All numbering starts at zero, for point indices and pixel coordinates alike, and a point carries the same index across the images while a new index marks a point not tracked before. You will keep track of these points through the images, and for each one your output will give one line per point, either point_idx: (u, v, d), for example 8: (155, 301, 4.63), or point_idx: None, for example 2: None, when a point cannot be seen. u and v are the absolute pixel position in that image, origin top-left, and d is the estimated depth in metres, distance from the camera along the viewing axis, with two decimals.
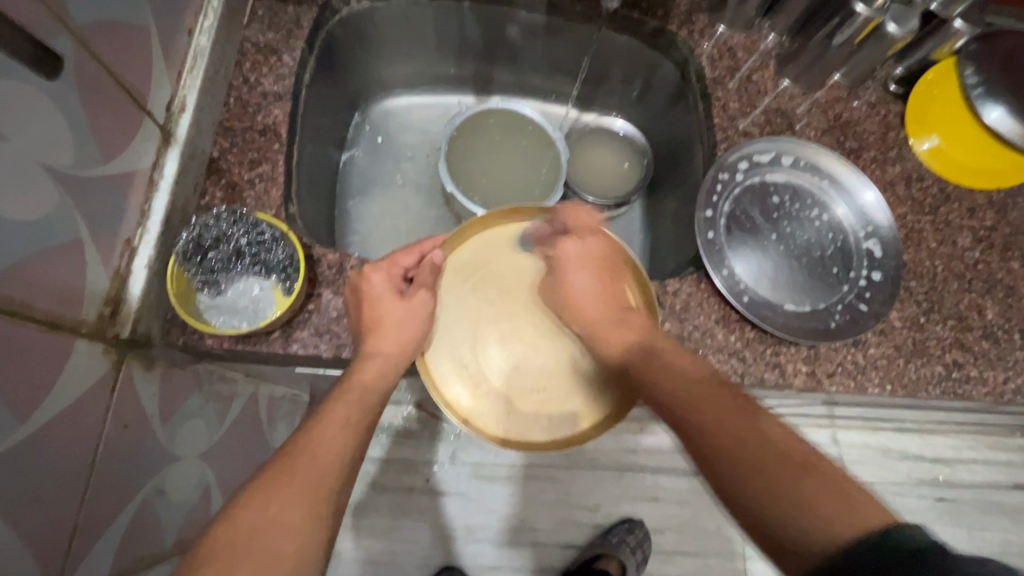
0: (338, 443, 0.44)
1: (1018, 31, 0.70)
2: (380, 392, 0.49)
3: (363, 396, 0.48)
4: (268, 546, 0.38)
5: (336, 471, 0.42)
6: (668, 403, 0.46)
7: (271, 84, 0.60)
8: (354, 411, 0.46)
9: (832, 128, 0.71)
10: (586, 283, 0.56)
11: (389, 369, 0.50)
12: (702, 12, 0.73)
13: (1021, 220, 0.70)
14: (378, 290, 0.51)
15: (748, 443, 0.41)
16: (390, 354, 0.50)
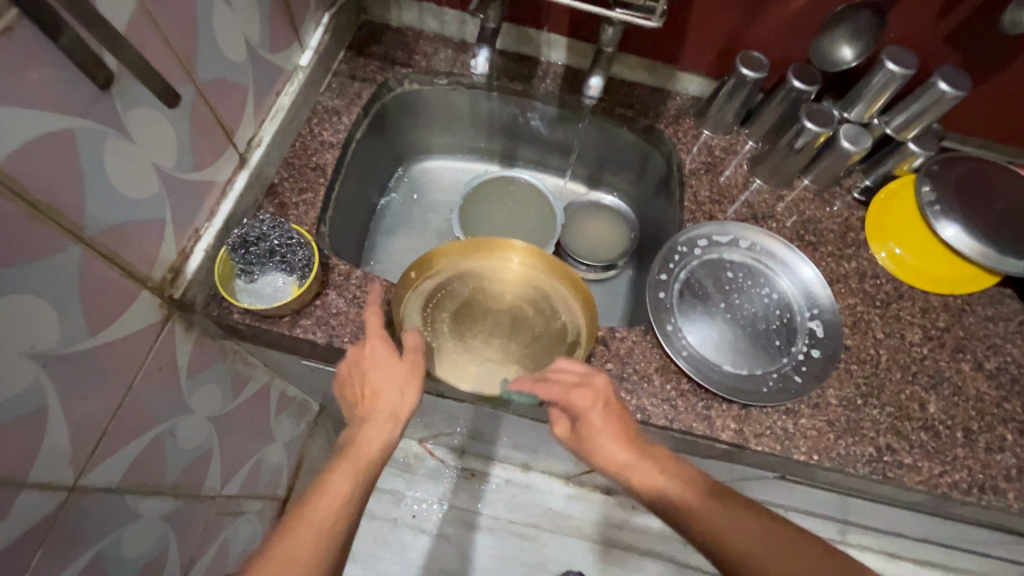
0: (338, 496, 0.52)
1: (976, 158, 0.79)
2: (378, 447, 0.57)
3: (362, 460, 0.56)
4: None
5: (333, 535, 0.49)
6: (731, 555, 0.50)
7: (329, 136, 0.79)
8: (351, 477, 0.54)
9: (793, 222, 0.80)
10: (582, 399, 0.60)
11: (389, 426, 0.59)
12: (688, 117, 0.88)
13: (975, 326, 0.74)
14: (378, 360, 0.60)
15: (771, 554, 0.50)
16: (389, 417, 0.59)
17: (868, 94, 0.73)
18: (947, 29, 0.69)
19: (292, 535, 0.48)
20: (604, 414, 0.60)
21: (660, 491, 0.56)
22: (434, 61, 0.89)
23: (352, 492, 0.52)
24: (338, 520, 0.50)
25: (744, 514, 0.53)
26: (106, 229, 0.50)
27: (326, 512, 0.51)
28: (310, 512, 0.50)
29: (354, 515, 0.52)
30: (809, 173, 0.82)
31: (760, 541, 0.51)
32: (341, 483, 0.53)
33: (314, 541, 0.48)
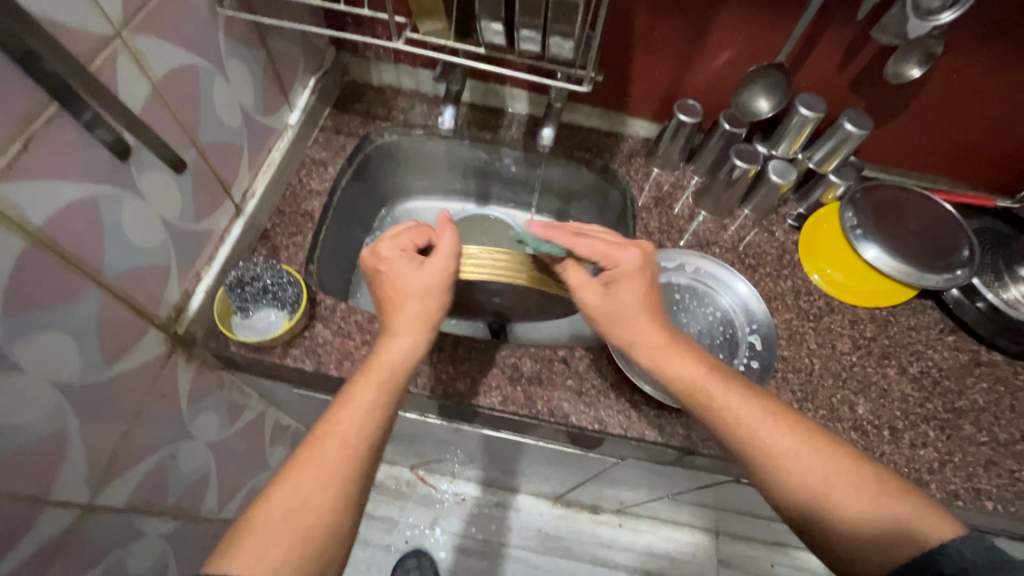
0: (364, 409, 0.56)
1: (890, 184, 0.89)
2: (400, 367, 0.60)
3: (385, 375, 0.59)
4: (302, 500, 0.50)
5: (361, 439, 0.54)
6: (738, 430, 0.56)
7: (316, 185, 0.89)
8: (374, 391, 0.57)
9: (734, 247, 0.89)
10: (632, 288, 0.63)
11: (407, 344, 0.61)
12: (639, 157, 0.98)
13: (899, 335, 0.82)
14: (401, 271, 0.64)
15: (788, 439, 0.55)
16: (409, 334, 0.62)
17: (789, 135, 0.83)
18: (848, 77, 0.79)
19: (326, 437, 0.54)
20: (642, 298, 0.63)
21: (704, 383, 0.60)
22: (411, 114, 1.00)
23: (376, 407, 0.56)
24: (367, 423, 0.55)
25: (759, 409, 0.57)
26: (121, 276, 0.58)
27: (349, 425, 0.55)
28: (340, 418, 0.55)
29: (383, 422, 0.57)
30: (747, 203, 0.91)
31: (779, 437, 0.55)
32: (366, 396, 0.57)
33: (342, 446, 0.53)
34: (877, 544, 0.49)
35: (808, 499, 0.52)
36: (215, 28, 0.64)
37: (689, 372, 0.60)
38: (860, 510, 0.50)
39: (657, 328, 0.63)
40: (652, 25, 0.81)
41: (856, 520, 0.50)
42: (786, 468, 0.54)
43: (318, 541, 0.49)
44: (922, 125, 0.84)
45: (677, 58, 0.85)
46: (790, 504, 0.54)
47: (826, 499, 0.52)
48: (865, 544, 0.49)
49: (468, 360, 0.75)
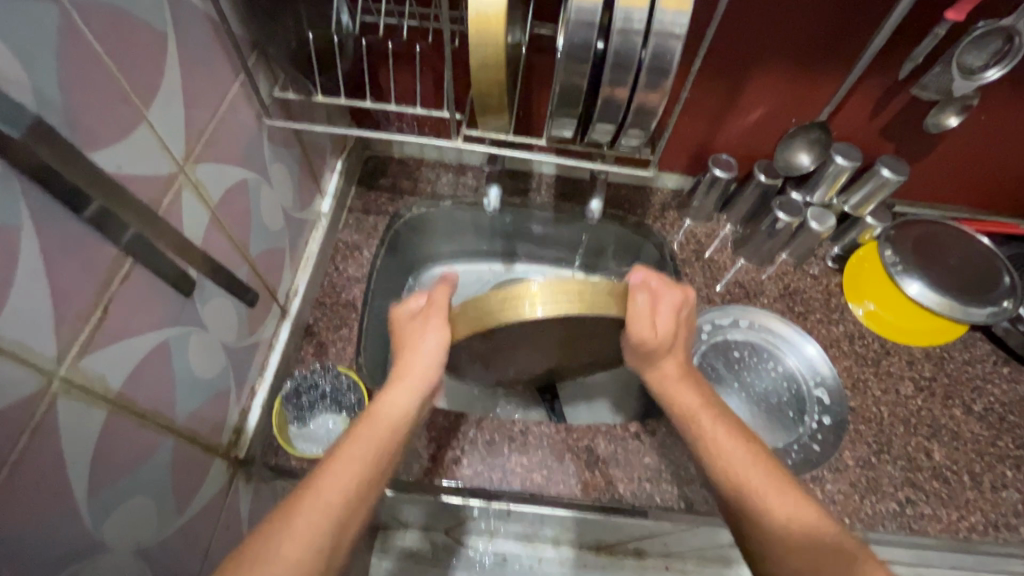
0: (362, 464, 0.49)
1: (926, 220, 0.90)
2: (402, 419, 0.54)
3: (386, 428, 0.52)
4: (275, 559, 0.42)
5: (358, 497, 0.47)
6: (710, 450, 0.55)
7: (354, 270, 0.86)
8: (371, 446, 0.50)
9: (782, 295, 0.89)
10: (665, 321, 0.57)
11: (409, 399, 0.54)
12: (671, 209, 0.98)
13: (957, 372, 0.83)
14: (413, 331, 0.57)
15: (741, 460, 0.53)
16: (416, 386, 0.55)
17: (824, 181, 0.84)
18: (879, 125, 0.81)
19: (312, 492, 0.46)
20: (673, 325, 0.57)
21: (696, 413, 0.58)
22: (438, 185, 0.98)
23: (376, 462, 0.49)
24: (363, 479, 0.48)
25: (740, 436, 0.56)
26: (188, 415, 0.54)
27: (336, 485, 0.47)
28: (331, 469, 0.47)
29: (374, 487, 0.49)
30: (786, 248, 0.92)
31: (735, 454, 0.54)
32: (365, 451, 0.50)
33: (340, 499, 0.46)
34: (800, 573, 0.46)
35: (747, 520, 0.51)
36: (260, 137, 0.62)
37: (683, 394, 0.59)
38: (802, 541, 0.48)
39: (681, 367, 0.60)
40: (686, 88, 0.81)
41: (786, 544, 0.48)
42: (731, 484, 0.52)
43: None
44: (951, 164, 0.86)
45: (710, 117, 0.85)
46: (734, 513, 0.52)
47: (769, 518, 0.49)
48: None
49: (540, 447, 0.72)
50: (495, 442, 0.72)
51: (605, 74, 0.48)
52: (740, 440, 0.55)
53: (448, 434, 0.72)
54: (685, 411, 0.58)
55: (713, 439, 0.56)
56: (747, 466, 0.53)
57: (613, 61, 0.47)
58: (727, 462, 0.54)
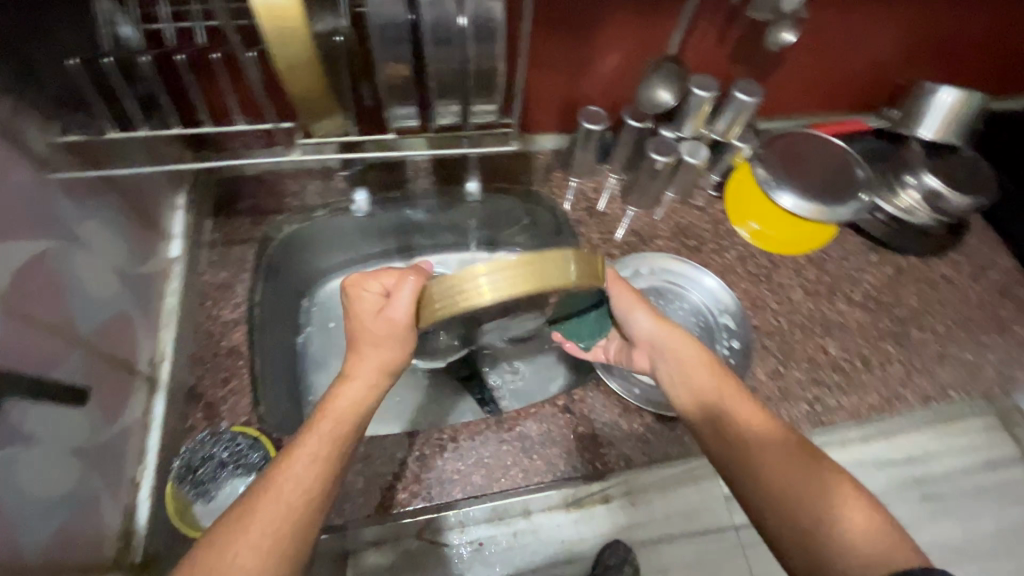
0: (313, 470, 0.43)
1: (785, 133, 0.95)
2: (351, 411, 0.47)
3: (335, 422, 0.46)
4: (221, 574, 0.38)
5: (313, 497, 0.42)
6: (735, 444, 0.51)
7: (230, 313, 0.77)
8: (322, 446, 0.45)
9: (675, 234, 0.91)
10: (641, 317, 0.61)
11: (367, 390, 0.48)
12: (556, 170, 0.96)
13: (837, 268, 0.89)
14: (363, 312, 0.50)
15: (770, 454, 0.49)
16: (366, 377, 0.49)
17: (690, 116, 0.85)
18: (729, 49, 0.82)
19: (263, 500, 0.41)
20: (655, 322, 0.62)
21: (711, 403, 0.55)
22: (305, 197, 0.89)
23: (328, 462, 0.44)
24: (317, 478, 0.43)
25: (774, 433, 0.51)
26: (48, 543, 0.47)
27: (291, 486, 0.42)
28: (283, 474, 0.43)
29: (327, 487, 0.44)
30: (670, 187, 0.93)
31: (765, 447, 0.50)
32: (312, 449, 0.44)
33: (294, 497, 0.42)
34: (834, 551, 0.43)
35: (775, 495, 0.47)
36: (54, 196, 0.52)
37: (705, 387, 0.56)
38: (839, 517, 0.44)
39: (690, 349, 0.59)
40: (538, 45, 0.77)
41: (824, 521, 0.44)
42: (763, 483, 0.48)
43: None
44: (797, 75, 0.90)
45: (569, 70, 0.82)
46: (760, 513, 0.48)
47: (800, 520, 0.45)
48: (836, 555, 0.42)
49: (474, 448, 0.70)
50: (427, 456, 0.69)
51: (429, 49, 0.44)
52: (779, 436, 0.51)
53: (374, 463, 0.68)
54: (704, 406, 0.56)
55: (742, 435, 0.52)
56: (778, 462, 0.49)
57: (432, 31, 0.43)
58: (752, 456, 0.50)
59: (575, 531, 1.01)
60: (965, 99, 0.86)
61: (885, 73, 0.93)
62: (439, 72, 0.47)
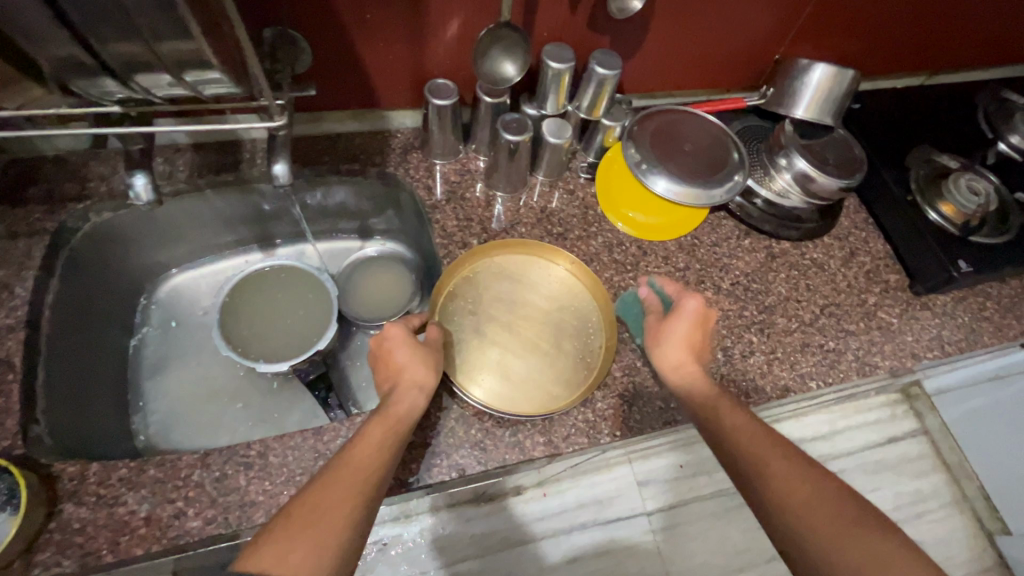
0: (374, 451, 0.55)
1: (660, 111, 0.89)
2: (406, 411, 0.59)
3: (394, 420, 0.58)
4: (313, 531, 0.48)
5: (373, 472, 0.53)
6: (739, 446, 0.57)
7: (3, 318, 0.66)
8: (384, 432, 0.57)
9: (540, 220, 0.85)
10: (683, 330, 0.68)
11: (416, 395, 0.61)
12: (415, 151, 0.87)
13: (706, 255, 0.85)
14: (396, 342, 0.65)
15: (777, 455, 0.55)
16: (415, 386, 0.62)
17: (550, 89, 0.78)
18: (584, 19, 0.75)
19: (342, 475, 0.52)
20: (694, 337, 0.68)
21: (716, 407, 0.61)
22: (116, 181, 0.77)
23: (388, 446, 0.56)
24: (382, 458, 0.55)
25: (767, 436, 0.57)
26: None
27: (367, 460, 0.54)
28: (353, 456, 0.54)
29: (392, 468, 0.55)
30: (538, 170, 0.87)
31: (765, 449, 0.56)
32: (374, 438, 0.56)
33: (366, 472, 0.53)
34: (784, 515, 0.51)
35: (742, 464, 0.56)
36: None
37: (704, 395, 0.63)
38: (790, 497, 0.52)
39: (683, 351, 0.67)
40: (361, 9, 0.68)
41: (801, 505, 0.51)
42: (772, 478, 0.53)
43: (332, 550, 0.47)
44: (665, 48, 0.84)
45: (406, 40, 0.74)
46: (766, 508, 0.53)
47: (806, 516, 0.50)
48: (791, 524, 0.51)
49: (286, 464, 0.62)
50: (227, 476, 0.61)
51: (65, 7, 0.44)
52: (771, 441, 0.56)
53: (161, 489, 0.59)
54: (708, 411, 0.61)
55: (736, 437, 0.58)
56: (782, 464, 0.54)
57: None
58: (757, 451, 0.56)
59: (486, 526, 0.98)
60: (834, 76, 0.84)
61: (757, 47, 0.88)
62: (111, 27, 0.46)
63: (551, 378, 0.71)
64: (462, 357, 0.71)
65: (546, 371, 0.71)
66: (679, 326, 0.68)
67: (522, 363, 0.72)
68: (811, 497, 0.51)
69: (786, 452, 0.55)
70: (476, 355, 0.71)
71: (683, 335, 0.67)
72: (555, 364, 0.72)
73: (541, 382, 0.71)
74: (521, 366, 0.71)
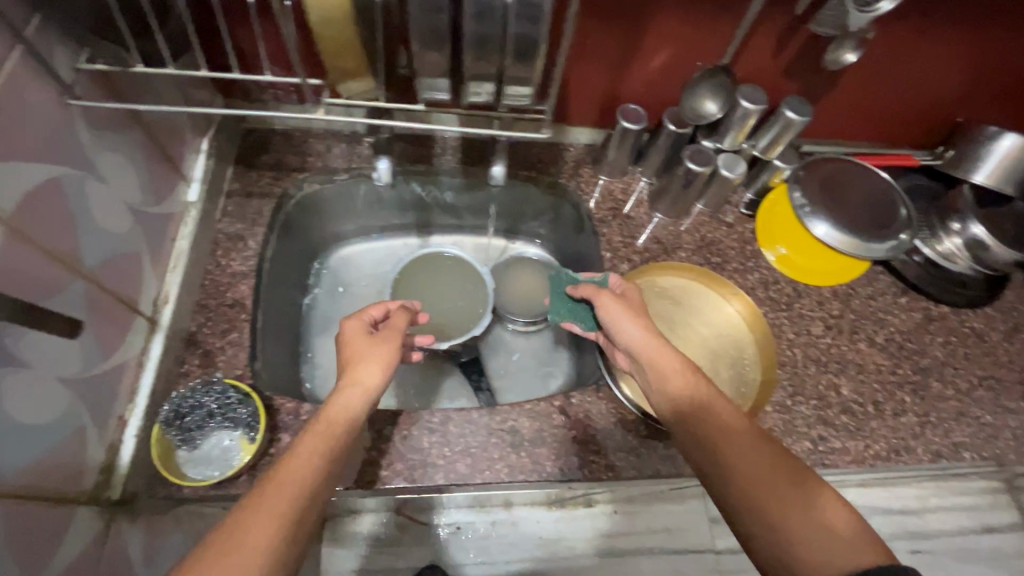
0: (308, 466, 0.48)
1: (832, 158, 0.90)
2: (349, 417, 0.54)
3: (327, 423, 0.53)
4: (234, 564, 0.40)
5: (307, 486, 0.47)
6: (699, 439, 0.53)
7: (239, 265, 0.76)
8: (325, 443, 0.51)
9: (699, 248, 0.88)
10: (634, 329, 0.64)
11: (359, 399, 0.56)
12: (586, 166, 0.93)
13: (862, 306, 0.86)
14: (353, 340, 0.62)
15: (733, 446, 0.51)
16: (356, 390, 0.57)
17: (732, 129, 0.80)
18: (783, 64, 0.78)
19: (269, 493, 0.45)
20: (650, 333, 0.63)
21: (682, 400, 0.57)
22: (330, 159, 0.87)
23: (320, 456, 0.49)
24: (320, 467, 0.49)
25: (733, 427, 0.53)
26: (19, 470, 0.46)
27: (303, 471, 0.47)
28: (279, 475, 0.47)
29: (330, 482, 0.49)
30: (701, 200, 0.90)
31: (731, 440, 0.52)
32: (304, 450, 0.49)
33: (302, 485, 0.46)
34: (749, 507, 0.47)
35: (705, 455, 0.52)
36: (72, 126, 0.52)
37: (681, 385, 0.58)
38: (748, 484, 0.48)
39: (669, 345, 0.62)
40: (586, 33, 0.74)
41: (768, 499, 0.47)
42: (734, 471, 0.49)
43: (275, 559, 0.42)
44: (852, 100, 0.86)
45: (613, 64, 0.79)
46: (732, 503, 0.48)
47: (770, 510, 0.46)
48: (753, 519, 0.46)
49: (464, 436, 0.69)
50: (413, 436, 0.68)
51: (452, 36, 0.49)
52: (738, 432, 0.52)
53: (360, 436, 0.67)
54: (680, 409, 0.57)
55: (706, 425, 0.54)
56: (746, 458, 0.50)
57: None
58: (714, 442, 0.52)
59: (555, 531, 0.82)
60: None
61: (944, 109, 0.88)
62: None
63: None
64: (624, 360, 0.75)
65: None
66: (630, 325, 0.65)
67: None
68: (778, 492, 0.47)
69: (762, 443, 0.51)
70: None
71: (637, 332, 0.64)
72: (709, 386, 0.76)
73: None
74: None
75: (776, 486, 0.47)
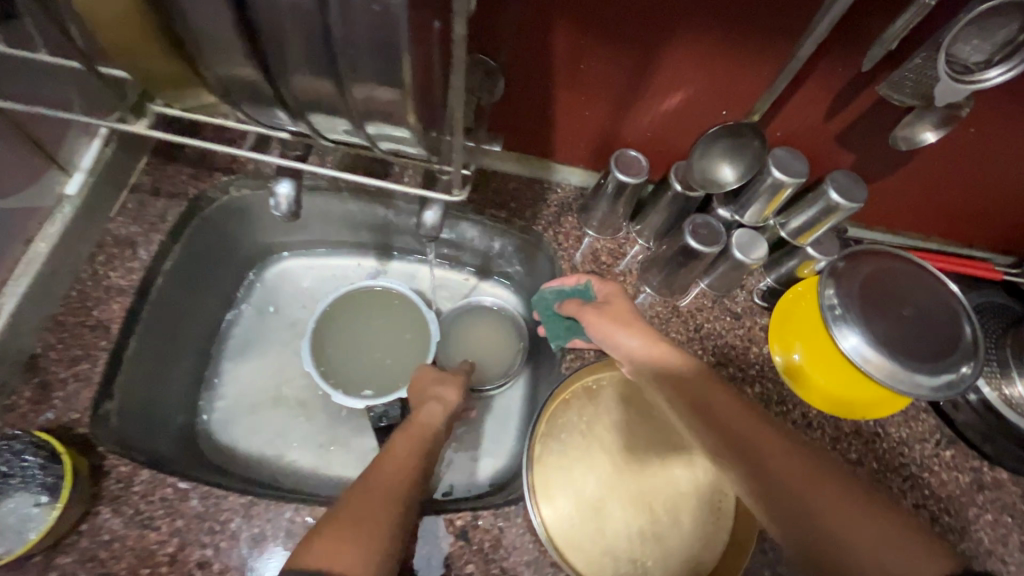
0: (403, 463, 0.54)
1: (885, 252, 0.68)
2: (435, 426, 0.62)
3: (419, 428, 0.61)
4: (352, 539, 0.43)
5: (409, 478, 0.52)
6: (737, 437, 0.48)
7: (118, 278, 0.63)
8: (409, 443, 0.58)
9: (691, 340, 0.70)
10: (631, 342, 0.59)
11: (441, 414, 0.64)
12: (571, 213, 0.75)
13: (889, 454, 0.66)
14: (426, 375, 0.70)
15: (765, 440, 0.47)
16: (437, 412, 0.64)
17: (760, 199, 0.62)
18: (837, 129, 0.59)
19: (368, 490, 0.49)
20: (646, 335, 0.59)
21: (706, 400, 0.52)
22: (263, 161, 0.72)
23: (415, 454, 0.56)
24: (414, 465, 0.55)
25: (751, 416, 0.50)
26: None
27: (400, 465, 0.53)
28: (377, 473, 0.52)
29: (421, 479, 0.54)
30: (705, 278, 0.71)
31: (756, 435, 0.48)
32: (399, 449, 0.56)
33: (401, 475, 0.52)
34: (794, 506, 0.43)
35: (755, 457, 0.47)
36: None
37: (714, 397, 0.52)
38: (783, 477, 0.45)
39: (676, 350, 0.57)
40: (578, 56, 0.57)
41: (802, 493, 0.44)
42: (773, 468, 0.45)
43: (397, 528, 0.46)
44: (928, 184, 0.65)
45: (614, 98, 0.62)
46: (779, 506, 0.44)
47: (823, 516, 0.42)
48: (798, 518, 0.43)
49: None
50: (264, 539, 0.53)
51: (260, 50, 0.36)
52: (755, 425, 0.49)
53: (196, 526, 0.53)
54: (699, 407, 0.52)
55: (736, 426, 0.49)
56: (791, 465, 0.45)
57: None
58: (747, 443, 0.47)
59: None
60: None
61: None
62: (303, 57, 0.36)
63: (648, 548, 0.58)
64: (553, 481, 0.59)
65: (645, 537, 0.58)
66: (620, 334, 0.60)
67: (620, 516, 0.59)
68: (813, 486, 0.44)
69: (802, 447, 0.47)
70: (571, 483, 0.59)
71: (631, 345, 0.59)
72: (661, 533, 0.59)
73: (635, 549, 0.58)
74: (617, 517, 0.59)
75: (819, 482, 0.44)
